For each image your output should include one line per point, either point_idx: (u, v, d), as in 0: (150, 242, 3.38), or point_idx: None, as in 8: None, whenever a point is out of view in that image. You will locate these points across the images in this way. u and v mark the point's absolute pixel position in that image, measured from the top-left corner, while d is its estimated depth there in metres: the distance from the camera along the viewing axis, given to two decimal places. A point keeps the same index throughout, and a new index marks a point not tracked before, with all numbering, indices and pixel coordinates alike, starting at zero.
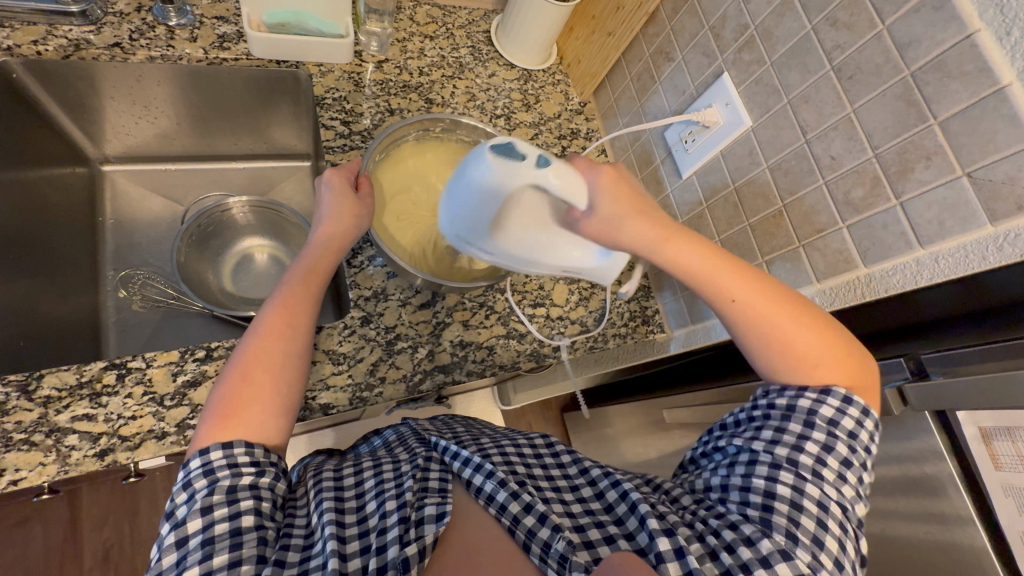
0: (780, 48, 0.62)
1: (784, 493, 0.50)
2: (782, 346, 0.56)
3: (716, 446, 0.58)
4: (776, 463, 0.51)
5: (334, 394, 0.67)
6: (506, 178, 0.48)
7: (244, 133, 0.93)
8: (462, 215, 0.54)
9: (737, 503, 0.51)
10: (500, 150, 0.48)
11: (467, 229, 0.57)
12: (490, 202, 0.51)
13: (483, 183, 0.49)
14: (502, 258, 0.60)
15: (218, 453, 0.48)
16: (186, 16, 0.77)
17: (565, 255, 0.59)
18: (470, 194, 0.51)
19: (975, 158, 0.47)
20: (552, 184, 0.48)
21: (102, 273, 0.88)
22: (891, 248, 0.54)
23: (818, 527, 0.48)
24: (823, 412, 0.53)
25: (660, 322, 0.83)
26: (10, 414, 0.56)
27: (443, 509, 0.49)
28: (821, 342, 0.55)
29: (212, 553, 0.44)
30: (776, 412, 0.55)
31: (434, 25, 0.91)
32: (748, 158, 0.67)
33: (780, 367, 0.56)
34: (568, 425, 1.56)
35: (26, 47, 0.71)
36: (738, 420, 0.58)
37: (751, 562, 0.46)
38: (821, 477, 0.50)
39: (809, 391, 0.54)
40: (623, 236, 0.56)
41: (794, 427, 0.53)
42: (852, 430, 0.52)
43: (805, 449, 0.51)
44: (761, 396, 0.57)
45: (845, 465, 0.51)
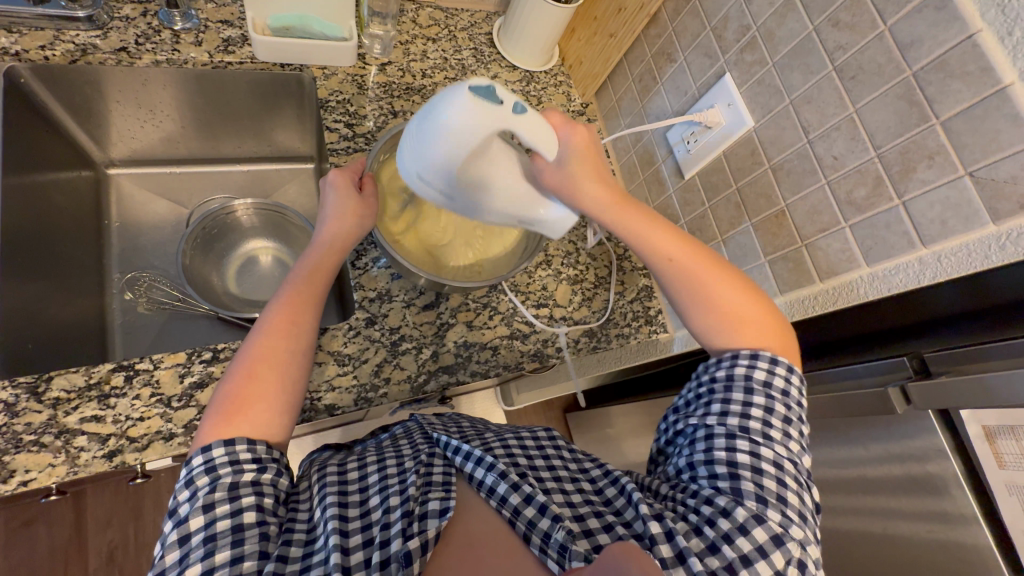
0: (782, 49, 0.62)
1: (744, 460, 0.50)
2: (714, 305, 0.60)
3: (675, 430, 0.58)
4: (730, 431, 0.52)
5: (339, 395, 0.67)
6: (484, 119, 0.48)
7: (248, 136, 0.93)
8: (426, 155, 0.52)
9: (705, 478, 0.52)
10: (480, 91, 0.48)
11: (425, 174, 0.54)
12: (456, 148, 0.50)
13: (460, 127, 0.49)
14: (460, 206, 0.58)
15: (221, 450, 0.49)
16: (191, 20, 0.77)
17: (524, 204, 0.58)
18: (435, 134, 0.50)
19: (978, 158, 0.47)
20: (523, 129, 0.51)
21: (108, 275, 0.88)
22: (894, 248, 0.54)
23: (780, 486, 0.49)
24: (757, 375, 0.55)
25: (663, 322, 0.84)
26: (19, 416, 0.56)
27: (447, 504, 0.49)
28: (746, 301, 0.60)
29: (215, 549, 0.44)
30: (719, 385, 0.56)
31: (437, 28, 0.91)
32: (750, 158, 0.67)
33: (713, 329, 0.60)
34: (570, 425, 1.57)
35: (34, 52, 0.72)
36: (689, 401, 0.59)
37: (733, 531, 0.47)
38: (769, 438, 0.52)
39: (743, 356, 0.55)
40: (581, 188, 0.60)
41: (739, 397, 0.54)
42: (785, 388, 0.54)
43: (751, 415, 0.53)
44: (703, 370, 0.58)
45: (786, 422, 0.53)
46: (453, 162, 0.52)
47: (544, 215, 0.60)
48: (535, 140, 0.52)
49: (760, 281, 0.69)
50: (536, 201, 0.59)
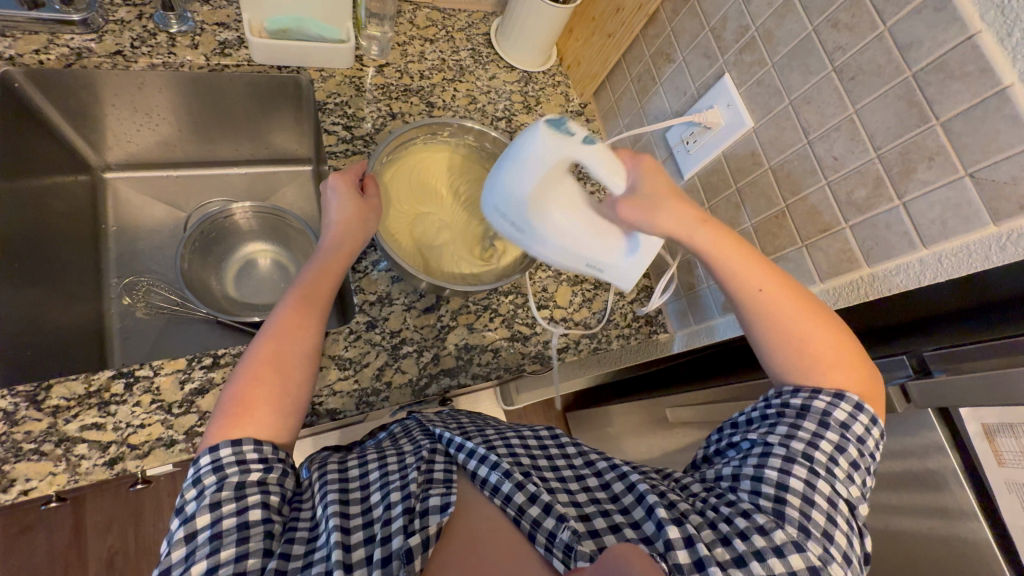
0: (782, 50, 0.62)
1: (796, 487, 0.50)
2: (797, 344, 0.57)
3: (730, 442, 0.58)
4: (790, 455, 0.52)
5: (340, 399, 0.67)
6: (557, 146, 0.52)
7: (245, 139, 0.93)
8: (506, 191, 0.57)
9: (748, 492, 0.52)
10: (555, 125, 0.53)
11: (503, 206, 0.58)
12: (534, 177, 0.55)
13: (538, 155, 0.53)
14: (529, 241, 0.60)
15: (229, 450, 0.49)
16: (187, 23, 0.77)
17: (595, 242, 0.59)
18: (517, 165, 0.55)
19: (977, 158, 0.47)
20: (593, 159, 0.53)
21: (105, 280, 0.88)
22: (894, 248, 0.54)
23: (828, 522, 0.49)
24: (836, 414, 0.54)
25: (663, 322, 0.84)
26: (19, 424, 0.56)
27: (448, 499, 0.49)
28: (828, 339, 0.57)
29: (220, 547, 0.44)
30: (791, 411, 0.55)
31: (434, 29, 0.91)
32: (750, 159, 0.67)
33: (789, 367, 0.58)
34: (570, 424, 1.57)
35: (28, 57, 0.70)
36: (751, 419, 0.59)
37: (765, 550, 0.46)
38: (833, 475, 0.51)
39: (823, 393, 0.55)
40: (660, 215, 0.58)
41: (810, 426, 0.53)
42: (861, 436, 0.53)
43: (819, 447, 0.52)
44: (775, 395, 0.58)
45: (853, 467, 0.52)
46: (531, 191, 0.56)
47: (612, 257, 0.60)
48: (604, 173, 0.54)
49: None
50: (606, 239, 0.60)
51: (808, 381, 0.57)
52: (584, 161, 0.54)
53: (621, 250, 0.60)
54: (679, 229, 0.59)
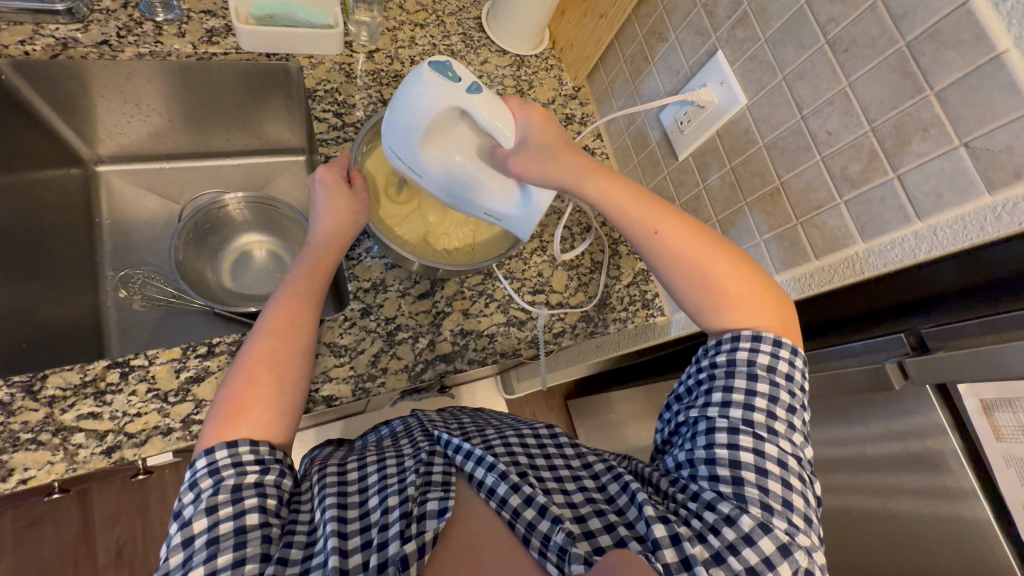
0: (774, 24, 0.61)
1: (748, 460, 0.50)
2: (706, 281, 0.59)
3: (676, 421, 0.59)
4: (733, 426, 0.52)
5: (336, 386, 0.67)
6: (438, 91, 0.54)
7: (237, 129, 0.92)
8: (398, 129, 0.59)
9: (707, 480, 0.51)
10: (437, 69, 0.55)
11: (397, 148, 0.62)
12: (419, 121, 0.57)
13: (416, 97, 0.56)
14: (429, 185, 0.65)
15: (224, 452, 0.49)
16: (173, 11, 0.77)
17: (488, 192, 0.64)
18: (404, 110, 0.57)
19: (972, 128, 0.46)
20: (476, 108, 0.56)
21: (101, 273, 0.88)
22: (889, 223, 0.54)
23: (785, 489, 0.50)
24: (761, 360, 0.55)
25: (661, 305, 0.82)
26: (16, 414, 0.56)
27: (446, 504, 0.50)
28: (734, 274, 0.59)
29: (216, 552, 0.44)
30: (720, 370, 0.56)
31: (424, 13, 0.90)
32: (744, 137, 0.66)
33: (705, 306, 0.60)
34: (572, 413, 1.57)
35: (14, 48, 0.71)
36: (689, 390, 0.60)
37: (736, 543, 0.47)
38: (775, 433, 0.52)
39: (743, 340, 0.56)
40: (542, 168, 0.60)
41: (742, 383, 0.54)
42: (789, 373, 0.55)
43: (756, 407, 0.53)
44: (703, 355, 0.59)
45: (790, 411, 0.54)
46: (410, 132, 0.59)
47: (508, 204, 0.64)
48: (487, 118, 0.56)
49: (755, 260, 0.68)
50: (500, 183, 0.63)
51: (722, 317, 0.59)
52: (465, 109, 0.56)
53: (517, 199, 0.64)
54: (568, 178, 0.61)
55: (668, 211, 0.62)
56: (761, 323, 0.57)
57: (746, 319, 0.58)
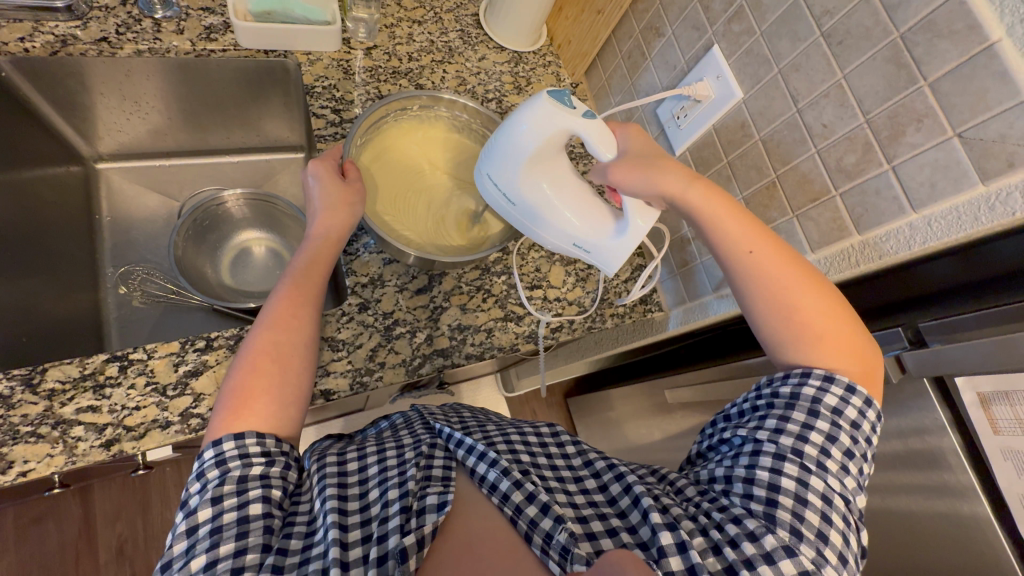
0: (769, 18, 0.61)
1: (790, 486, 0.50)
2: (793, 309, 0.56)
3: (720, 438, 0.59)
4: (781, 453, 0.51)
5: (334, 380, 0.67)
6: (554, 119, 0.55)
7: (236, 126, 0.93)
8: (504, 154, 0.60)
9: (739, 496, 0.51)
10: (556, 97, 0.55)
11: (497, 174, 0.62)
12: (528, 145, 0.57)
13: (530, 122, 0.56)
14: (520, 213, 0.65)
15: (231, 443, 0.49)
16: (171, 8, 0.77)
17: (582, 225, 0.63)
18: (512, 134, 0.58)
19: (965, 118, 0.46)
20: (588, 132, 0.56)
21: (102, 270, 0.88)
22: (884, 214, 0.54)
23: (823, 521, 0.48)
24: (827, 400, 0.53)
25: (658, 300, 0.83)
26: (16, 407, 0.56)
27: (445, 498, 0.50)
28: (825, 309, 0.56)
29: (219, 541, 0.44)
30: (781, 400, 0.55)
31: (422, 10, 0.90)
32: (740, 131, 0.66)
33: (787, 337, 0.57)
34: (572, 411, 1.57)
35: (14, 45, 0.71)
36: (742, 411, 0.59)
37: (755, 558, 0.46)
38: (824, 469, 0.51)
39: (812, 377, 0.54)
40: (653, 176, 0.58)
41: (800, 416, 0.53)
42: (855, 419, 0.53)
43: (810, 440, 0.52)
44: (766, 383, 0.58)
45: (846, 456, 0.52)
46: (517, 159, 0.59)
47: (599, 239, 0.62)
48: (597, 145, 0.57)
49: None
50: (594, 215, 0.62)
51: (800, 352, 0.57)
52: (576, 135, 0.56)
53: (610, 233, 0.62)
54: (677, 186, 0.59)
55: (768, 237, 0.59)
56: (839, 366, 0.55)
57: (825, 357, 0.56)
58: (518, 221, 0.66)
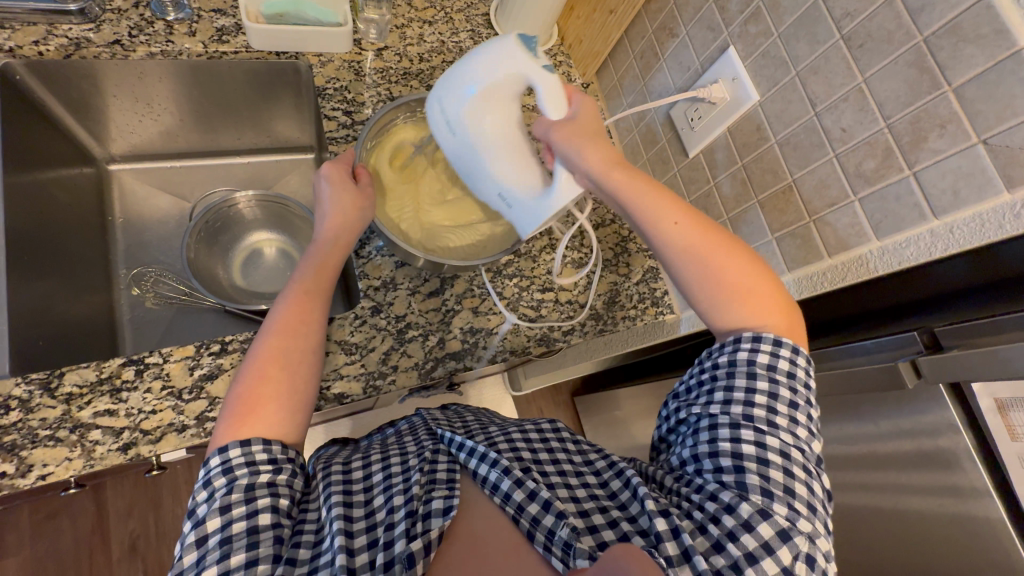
0: (788, 19, 0.60)
1: (749, 451, 0.50)
2: (714, 274, 0.58)
3: (677, 419, 0.58)
4: (734, 422, 0.52)
5: (348, 383, 0.68)
6: (514, 59, 0.54)
7: (247, 128, 0.93)
8: (455, 84, 0.58)
9: (712, 472, 0.52)
10: (523, 41, 0.55)
11: (443, 102, 0.59)
12: (486, 80, 0.55)
13: (491, 63, 0.55)
14: (459, 148, 0.61)
15: (237, 451, 0.49)
16: (184, 10, 0.77)
17: (516, 177, 0.60)
18: (472, 65, 0.56)
19: (990, 125, 0.46)
20: (542, 83, 0.55)
21: (115, 271, 0.89)
22: (904, 221, 0.53)
23: (786, 476, 0.49)
24: (762, 359, 0.54)
25: (670, 303, 0.82)
26: (34, 411, 0.57)
27: (450, 502, 0.50)
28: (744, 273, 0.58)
29: (230, 552, 0.45)
30: (721, 371, 0.55)
31: (433, 10, 0.89)
32: (757, 134, 0.66)
33: (712, 302, 0.59)
34: (578, 409, 1.57)
35: (28, 48, 0.71)
36: (690, 389, 0.59)
37: (736, 530, 0.47)
38: (774, 426, 0.51)
39: (743, 342, 0.55)
40: (587, 148, 0.58)
41: (742, 383, 0.53)
42: (791, 371, 0.54)
43: (755, 403, 0.52)
44: (707, 358, 0.58)
45: (792, 407, 0.52)
46: (467, 103, 0.57)
47: (530, 199, 0.60)
48: (548, 100, 0.56)
49: (767, 258, 0.68)
50: (525, 176, 0.60)
51: (728, 313, 0.58)
52: (531, 84, 0.55)
53: (540, 194, 0.59)
54: (607, 163, 0.59)
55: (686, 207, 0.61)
56: (765, 324, 0.56)
57: (749, 315, 0.57)
58: (453, 159, 0.63)
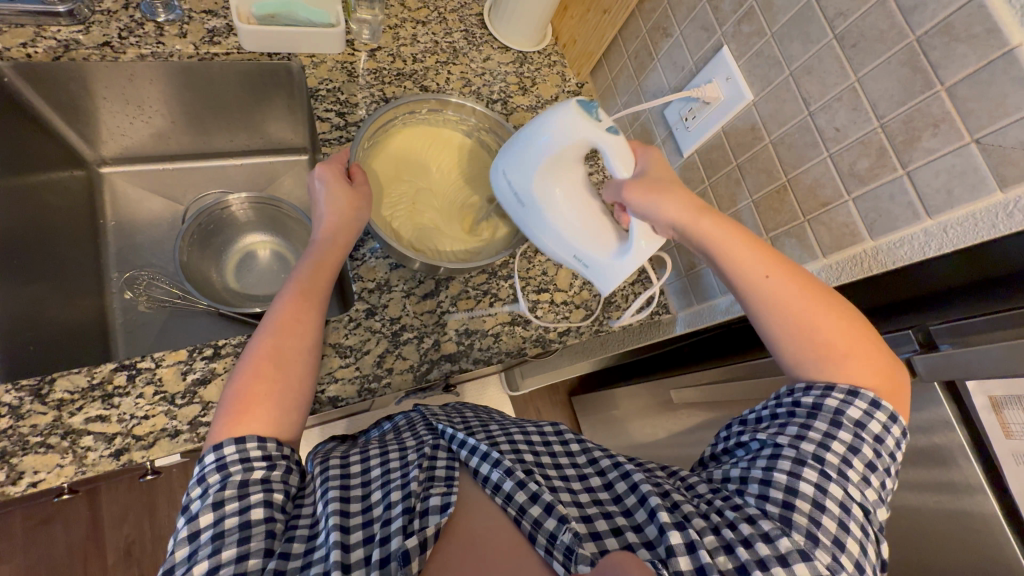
0: (781, 19, 0.60)
1: (807, 491, 0.49)
2: (810, 332, 0.55)
3: (736, 441, 0.57)
4: (800, 457, 0.50)
5: (342, 386, 0.67)
6: (578, 128, 0.56)
7: (240, 129, 0.92)
8: (522, 156, 0.62)
9: (755, 497, 0.51)
10: (584, 107, 0.56)
11: (513, 173, 0.64)
12: (553, 149, 0.59)
13: (556, 130, 0.57)
14: (528, 215, 0.65)
15: (232, 447, 0.49)
16: (174, 11, 0.76)
17: (588, 238, 0.63)
18: (536, 136, 0.60)
19: (983, 124, 0.46)
20: (608, 144, 0.56)
21: (106, 275, 0.88)
22: (898, 220, 0.53)
23: (840, 528, 0.47)
24: (850, 412, 0.52)
25: (666, 303, 0.82)
26: (25, 418, 0.56)
27: (448, 499, 0.50)
28: (844, 333, 0.55)
29: (220, 547, 0.44)
30: (802, 410, 0.54)
31: (426, 10, 0.89)
32: (751, 133, 0.66)
33: (807, 360, 0.55)
34: (575, 408, 1.57)
35: (16, 51, 0.70)
36: (760, 417, 0.57)
37: (769, 559, 0.46)
38: (846, 478, 0.49)
39: (837, 391, 0.53)
40: (664, 202, 0.57)
41: (821, 425, 0.52)
42: (879, 434, 0.51)
43: (831, 447, 0.50)
44: (787, 392, 0.56)
45: (869, 467, 0.50)
46: (534, 171, 0.61)
47: (603, 255, 0.62)
48: (615, 159, 0.57)
49: None
50: (597, 236, 0.63)
51: (819, 373, 0.55)
52: (597, 146, 0.57)
53: (613, 250, 0.62)
54: (684, 215, 0.58)
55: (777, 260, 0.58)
56: (864, 383, 0.53)
57: (849, 375, 0.54)
58: (524, 223, 0.67)
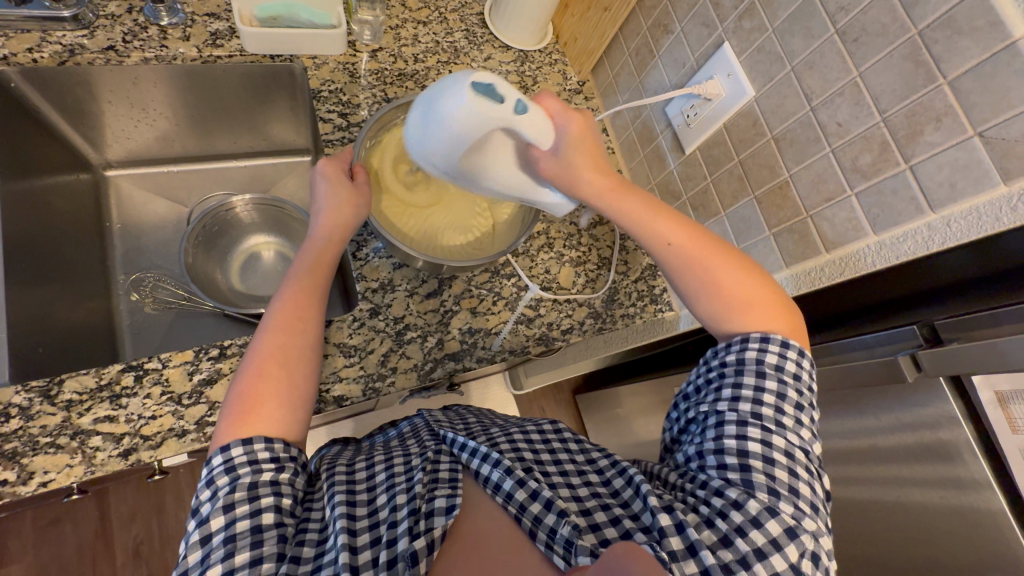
0: (782, 14, 0.60)
1: (756, 449, 0.51)
2: (717, 286, 0.60)
3: (686, 419, 0.58)
4: (742, 418, 0.52)
5: (347, 386, 0.68)
6: (485, 120, 0.49)
7: (243, 131, 0.93)
8: (431, 143, 0.54)
9: (714, 468, 0.52)
10: (481, 89, 0.49)
11: (428, 155, 0.57)
12: (458, 143, 0.52)
13: (453, 125, 0.50)
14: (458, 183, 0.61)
15: (240, 450, 0.49)
16: (178, 15, 0.77)
17: (525, 189, 0.62)
18: (438, 127, 0.51)
19: (986, 117, 0.45)
20: (524, 127, 0.52)
21: (113, 277, 0.89)
22: (902, 215, 0.53)
23: (791, 477, 0.50)
24: (768, 359, 0.55)
25: (668, 300, 0.82)
26: (34, 418, 0.57)
27: (454, 501, 0.49)
28: (753, 285, 0.59)
29: (234, 550, 0.45)
30: (729, 369, 0.56)
31: (427, 10, 0.89)
32: (753, 129, 0.65)
33: (721, 314, 0.60)
34: (579, 407, 1.57)
35: (22, 55, 0.71)
36: (698, 388, 0.59)
37: (745, 525, 0.47)
38: (783, 426, 0.52)
39: (752, 340, 0.56)
40: (577, 179, 0.61)
41: (750, 380, 0.54)
42: (795, 373, 0.55)
43: (764, 401, 0.53)
44: (714, 355, 0.59)
45: (797, 408, 0.53)
46: (449, 163, 0.56)
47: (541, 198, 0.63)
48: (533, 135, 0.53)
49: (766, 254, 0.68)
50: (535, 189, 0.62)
51: (731, 325, 0.59)
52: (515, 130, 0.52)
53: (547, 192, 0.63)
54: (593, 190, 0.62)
55: (665, 214, 0.63)
56: (768, 327, 0.57)
57: (753, 324, 0.58)
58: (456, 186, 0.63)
